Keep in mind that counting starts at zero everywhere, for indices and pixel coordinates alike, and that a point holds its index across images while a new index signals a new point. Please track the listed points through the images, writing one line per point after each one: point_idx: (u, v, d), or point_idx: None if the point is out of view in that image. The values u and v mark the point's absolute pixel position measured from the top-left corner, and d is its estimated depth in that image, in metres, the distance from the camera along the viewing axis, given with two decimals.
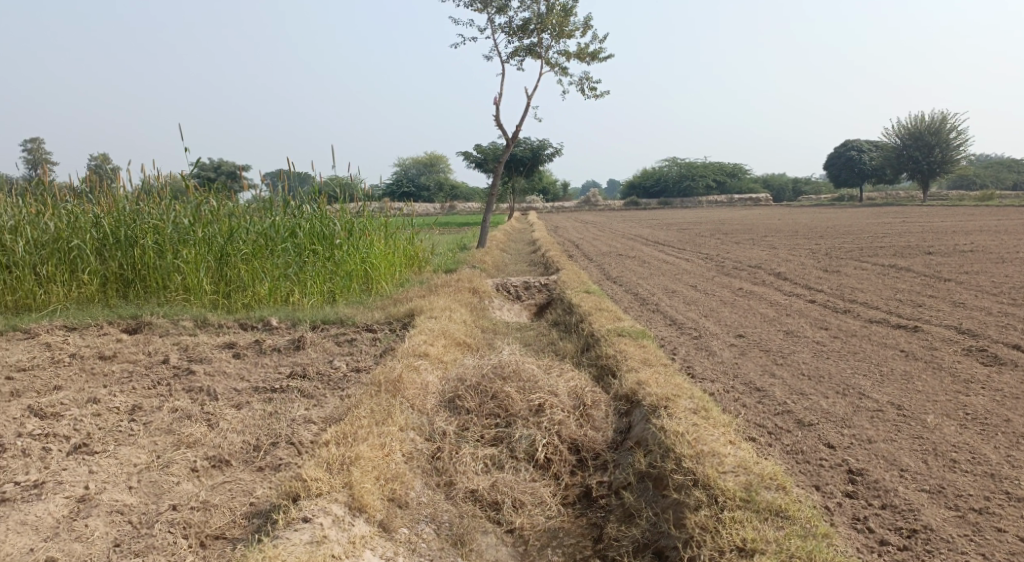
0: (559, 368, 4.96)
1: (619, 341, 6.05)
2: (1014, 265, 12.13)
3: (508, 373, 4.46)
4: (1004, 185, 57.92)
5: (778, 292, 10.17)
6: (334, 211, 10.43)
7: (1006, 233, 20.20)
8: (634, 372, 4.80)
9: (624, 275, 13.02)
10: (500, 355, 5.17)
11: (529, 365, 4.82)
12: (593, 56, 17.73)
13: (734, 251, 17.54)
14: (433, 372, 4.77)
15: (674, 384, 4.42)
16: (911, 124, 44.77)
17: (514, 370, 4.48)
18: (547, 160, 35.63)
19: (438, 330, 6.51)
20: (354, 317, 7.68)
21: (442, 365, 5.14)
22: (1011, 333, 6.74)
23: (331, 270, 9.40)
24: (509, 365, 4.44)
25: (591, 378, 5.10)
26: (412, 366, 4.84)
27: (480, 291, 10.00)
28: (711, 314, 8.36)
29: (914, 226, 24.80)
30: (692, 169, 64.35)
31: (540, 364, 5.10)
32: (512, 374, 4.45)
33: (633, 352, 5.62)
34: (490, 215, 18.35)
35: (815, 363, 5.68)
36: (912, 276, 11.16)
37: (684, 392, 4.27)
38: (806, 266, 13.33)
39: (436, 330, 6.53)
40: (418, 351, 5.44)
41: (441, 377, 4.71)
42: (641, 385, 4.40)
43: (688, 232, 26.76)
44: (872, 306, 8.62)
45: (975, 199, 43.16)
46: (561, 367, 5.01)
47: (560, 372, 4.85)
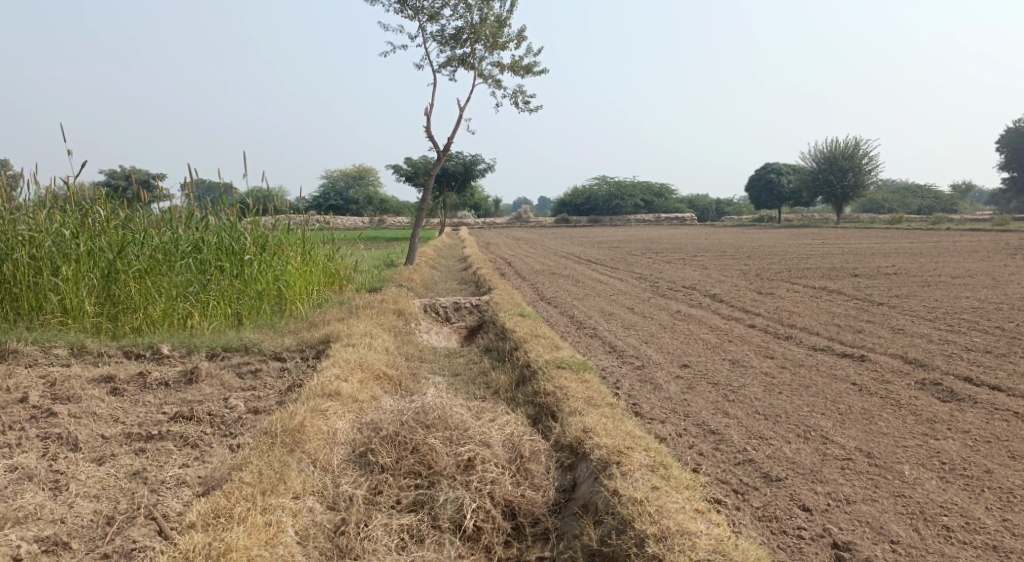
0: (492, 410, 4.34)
1: (559, 374, 5.47)
2: (940, 289, 12.21)
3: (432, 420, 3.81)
4: (910, 209, 60.87)
5: (717, 315, 9.81)
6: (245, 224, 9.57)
7: (922, 256, 20.74)
8: (578, 416, 4.23)
9: (558, 295, 12.51)
10: (423, 395, 4.51)
11: (458, 407, 4.17)
12: (528, 69, 17.34)
13: (667, 271, 17.31)
14: (343, 418, 4.08)
15: (625, 431, 3.87)
16: (826, 149, 46.43)
17: (439, 416, 3.83)
18: (479, 175, 35.12)
19: (354, 360, 5.78)
20: (260, 343, 6.99)
21: (356, 408, 4.44)
22: (960, 363, 6.49)
23: (239, 289, 8.56)
24: (433, 411, 3.79)
25: (528, 420, 4.50)
26: (318, 410, 4.13)
27: (406, 313, 9.29)
28: (651, 340, 7.88)
29: (834, 247, 25.37)
30: (621, 188, 65.13)
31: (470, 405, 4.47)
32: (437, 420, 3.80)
33: (575, 388, 5.03)
34: (419, 231, 17.64)
35: (768, 399, 5.23)
36: (845, 299, 11.05)
37: (638, 443, 3.73)
38: (739, 288, 13.14)
39: (352, 360, 5.80)
40: (328, 389, 4.72)
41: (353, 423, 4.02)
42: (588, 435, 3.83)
43: (619, 250, 26.66)
44: (814, 331, 8.33)
45: (886, 222, 44.97)
46: (494, 409, 4.40)
47: (493, 414, 4.23)
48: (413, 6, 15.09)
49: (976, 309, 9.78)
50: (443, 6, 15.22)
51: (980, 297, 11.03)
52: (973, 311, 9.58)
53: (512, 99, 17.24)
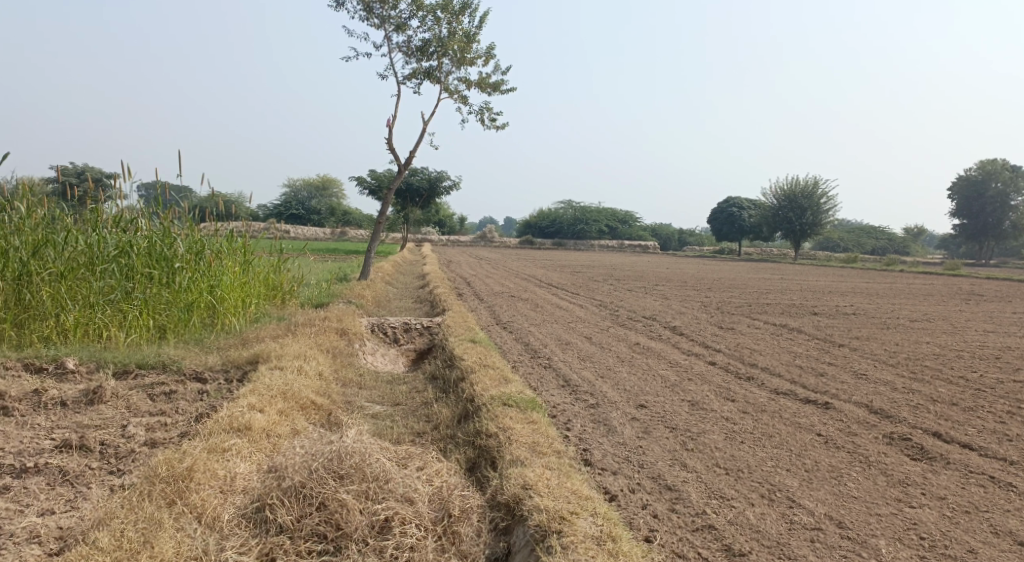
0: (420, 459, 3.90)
1: (503, 412, 4.99)
2: (900, 332, 12.05)
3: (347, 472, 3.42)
4: (865, 249, 62.12)
5: (676, 350, 9.43)
6: (182, 229, 8.94)
7: (879, 297, 20.75)
8: (521, 468, 3.80)
9: (514, 320, 12.04)
10: (346, 435, 4.03)
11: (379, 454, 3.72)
12: (495, 87, 17.00)
13: (627, 299, 16.97)
14: (246, 464, 3.64)
15: (571, 493, 3.46)
16: (788, 186, 47.06)
17: (357, 465, 3.44)
18: (443, 192, 34.66)
19: (277, 388, 5.22)
20: (180, 361, 6.42)
21: (263, 450, 3.94)
22: (927, 416, 6.18)
23: (167, 300, 7.92)
24: (348, 459, 3.43)
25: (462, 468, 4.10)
26: (213, 452, 3.67)
27: (350, 333, 8.73)
28: (607, 375, 7.46)
29: (793, 283, 25.41)
30: (585, 213, 65.24)
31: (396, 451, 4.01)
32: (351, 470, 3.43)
33: (520, 429, 4.58)
34: (376, 245, 17.05)
35: (729, 449, 4.84)
36: (807, 339, 10.78)
37: (585, 508, 3.37)
38: (700, 321, 12.82)
39: (275, 388, 5.23)
40: (240, 422, 4.18)
41: (251, 471, 3.61)
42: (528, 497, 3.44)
43: (580, 275, 26.37)
44: (775, 372, 7.99)
45: (842, 261, 45.60)
46: (427, 455, 3.93)
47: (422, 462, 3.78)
48: (380, 15, 14.63)
49: (938, 356, 9.57)
50: (411, 16, 14.79)
51: (941, 343, 10.86)
52: (936, 358, 9.37)
53: (478, 115, 16.89)
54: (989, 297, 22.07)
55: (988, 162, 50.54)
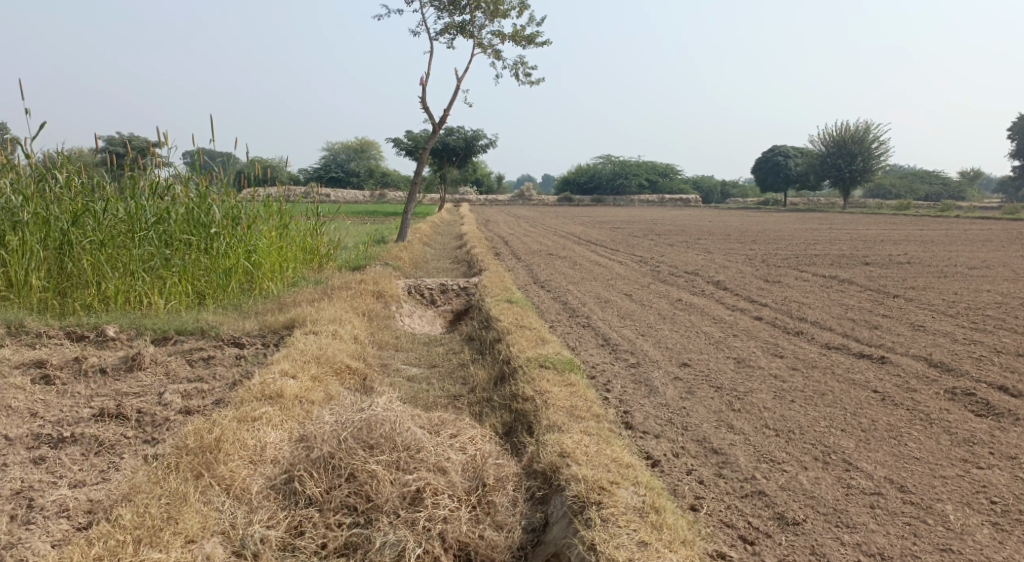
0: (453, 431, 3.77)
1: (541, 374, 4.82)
2: (958, 281, 11.51)
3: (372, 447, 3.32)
4: (916, 196, 59.96)
5: (720, 305, 9.12)
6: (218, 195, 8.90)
7: (933, 245, 19.92)
8: (558, 435, 3.64)
9: (552, 279, 11.82)
10: (377, 401, 3.90)
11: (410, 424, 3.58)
12: (529, 39, 16.53)
13: (669, 254, 16.59)
14: (276, 435, 3.56)
15: (608, 463, 3.32)
16: (835, 132, 45.43)
17: (387, 435, 3.34)
18: (480, 151, 34.32)
19: (311, 353, 5.13)
20: (218, 326, 6.36)
21: (293, 419, 3.84)
22: (992, 369, 5.82)
23: (205, 265, 7.89)
24: (378, 429, 3.33)
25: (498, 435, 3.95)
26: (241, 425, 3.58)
27: (386, 296, 8.64)
28: (649, 333, 7.21)
29: (841, 233, 24.62)
30: (625, 168, 64.16)
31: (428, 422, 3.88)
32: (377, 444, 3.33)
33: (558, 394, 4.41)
34: (412, 206, 16.91)
35: (778, 409, 4.60)
36: (859, 290, 10.35)
37: (626, 478, 3.23)
38: (745, 275, 12.42)
39: (308, 353, 5.14)
40: (271, 390, 4.06)
41: (280, 442, 3.54)
42: (568, 468, 3.32)
43: (621, 231, 25.96)
44: (826, 326, 7.65)
45: (893, 208, 44.05)
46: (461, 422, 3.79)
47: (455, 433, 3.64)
48: None
49: (1001, 305, 9.09)
50: None
51: (1003, 292, 10.33)
52: (998, 307, 8.89)
53: (512, 70, 16.48)
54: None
55: None
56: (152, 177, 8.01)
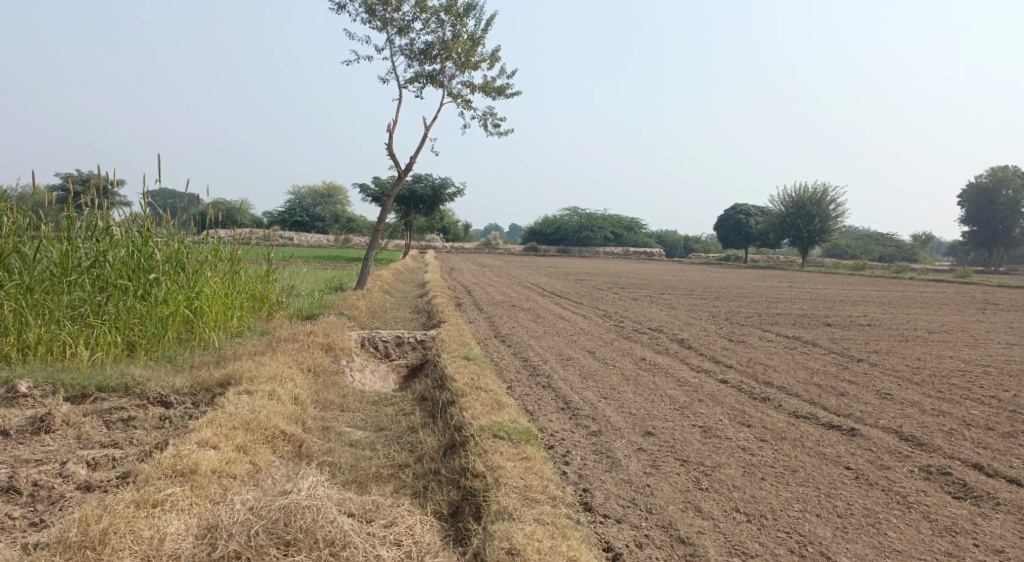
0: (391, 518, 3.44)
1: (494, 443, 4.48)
2: (919, 345, 11.47)
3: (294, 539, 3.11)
4: (872, 256, 61.46)
5: (684, 366, 8.88)
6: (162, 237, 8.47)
7: (892, 306, 20.10)
8: (509, 531, 3.34)
9: (514, 333, 11.51)
10: (304, 480, 3.51)
11: (335, 511, 3.32)
12: (500, 91, 16.50)
13: (633, 309, 16.42)
14: (176, 524, 3.25)
15: None
16: (795, 193, 46.50)
17: (307, 530, 3.13)
18: (447, 199, 34.19)
19: (241, 417, 4.70)
20: (145, 384, 5.92)
21: (207, 503, 3.47)
22: (964, 444, 5.62)
23: (140, 313, 7.40)
24: (296, 523, 3.14)
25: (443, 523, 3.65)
26: (138, 517, 3.25)
27: (336, 350, 8.22)
28: (610, 395, 6.91)
29: (802, 292, 24.84)
30: (590, 220, 64.70)
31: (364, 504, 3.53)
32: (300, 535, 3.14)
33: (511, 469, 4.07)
34: (373, 253, 16.56)
35: (747, 488, 4.30)
36: (823, 352, 10.21)
37: None
38: (708, 333, 12.26)
39: (238, 416, 4.71)
40: (184, 469, 3.70)
41: (181, 534, 3.23)
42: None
43: (585, 283, 25.85)
44: (791, 392, 7.43)
45: (850, 268, 44.97)
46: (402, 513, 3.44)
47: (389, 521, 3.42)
48: (382, 18, 14.16)
49: (964, 372, 9.00)
50: (414, 18, 14.30)
51: (964, 358, 10.28)
52: (962, 375, 8.79)
53: (482, 120, 16.41)
54: (1006, 306, 21.36)
55: (998, 168, 49.82)
56: (89, 219, 7.59)
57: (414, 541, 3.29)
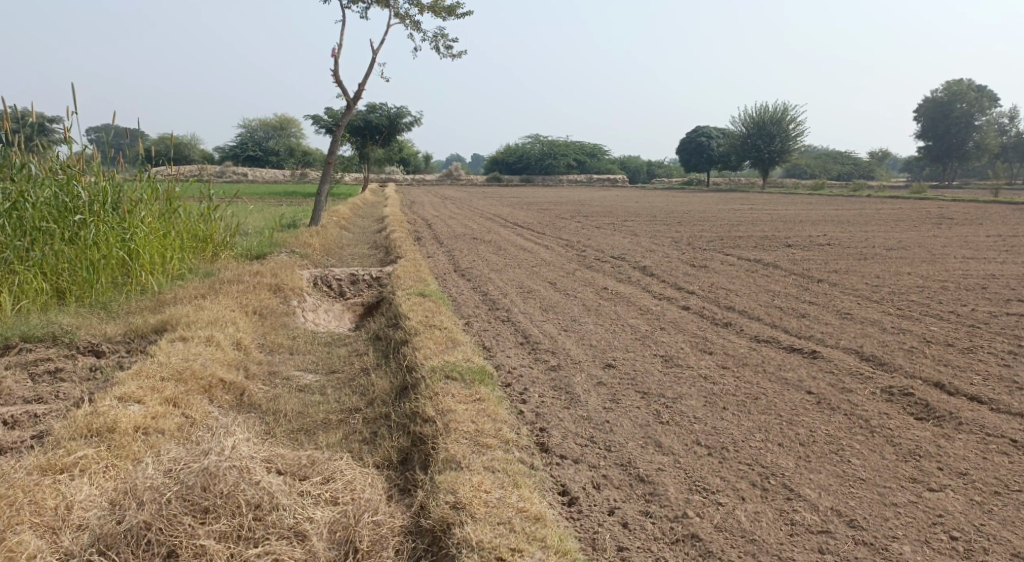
0: (329, 476, 3.22)
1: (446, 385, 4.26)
2: (878, 262, 11.50)
3: (214, 505, 2.90)
4: (831, 175, 62.04)
5: (646, 293, 8.73)
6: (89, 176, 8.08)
7: (851, 225, 20.25)
8: (457, 483, 3.18)
9: (473, 265, 11.23)
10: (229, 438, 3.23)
11: (262, 472, 3.11)
12: (450, 11, 15.73)
13: (595, 237, 16.23)
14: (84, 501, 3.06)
15: (512, 526, 2.94)
16: (755, 113, 46.28)
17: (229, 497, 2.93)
18: (404, 130, 33.26)
19: (172, 368, 4.41)
20: (75, 333, 5.62)
21: (122, 471, 3.26)
22: (925, 362, 5.57)
23: (68, 259, 7.16)
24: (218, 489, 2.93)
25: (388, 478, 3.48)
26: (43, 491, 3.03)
27: (286, 290, 7.90)
28: (571, 328, 6.74)
29: (763, 214, 24.91)
30: (552, 147, 63.88)
31: (300, 462, 3.29)
32: (220, 501, 2.93)
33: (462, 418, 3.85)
34: (326, 188, 15.99)
35: (709, 419, 4.18)
36: (784, 273, 10.18)
37: (529, 543, 2.86)
38: (670, 258, 12.15)
39: (168, 367, 4.43)
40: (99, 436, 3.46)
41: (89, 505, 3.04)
42: (459, 525, 2.94)
43: (548, 213, 25.55)
44: (753, 316, 7.34)
45: (809, 188, 45.30)
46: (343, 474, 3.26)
47: (326, 479, 3.22)
48: None
49: (922, 288, 9.03)
50: None
51: (923, 274, 10.33)
52: (920, 291, 8.82)
53: (432, 42, 15.67)
54: (959, 220, 21.66)
55: (953, 82, 50.06)
56: (6, 160, 7.22)
57: (352, 499, 3.09)
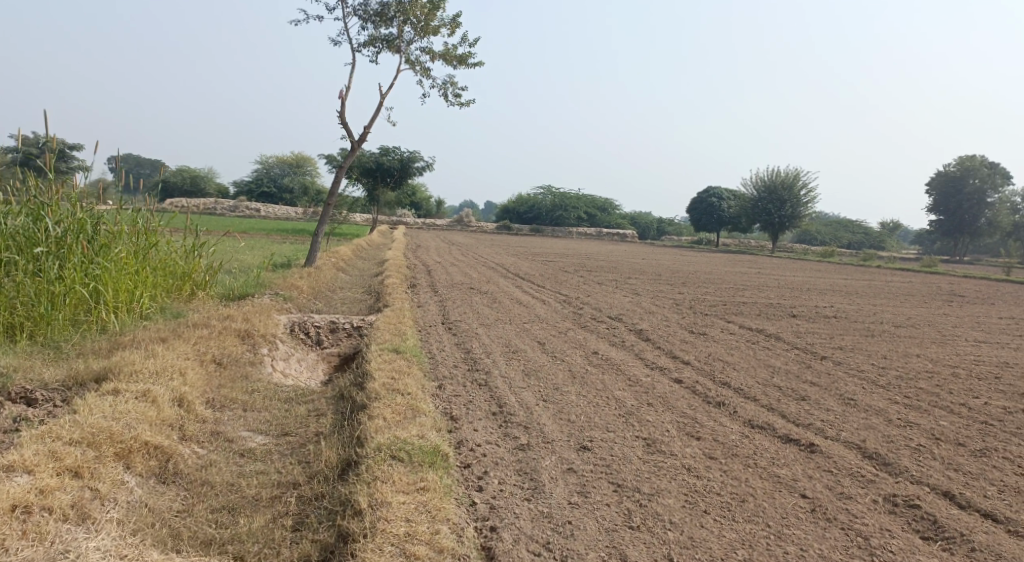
0: None
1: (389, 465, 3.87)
2: (886, 341, 10.99)
3: None
4: (841, 243, 61.74)
5: (637, 361, 8.23)
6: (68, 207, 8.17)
7: (858, 297, 19.71)
8: None
9: (462, 318, 10.78)
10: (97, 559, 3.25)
11: None
12: (461, 60, 15.65)
13: (595, 294, 15.80)
14: None
15: None
16: (767, 177, 46.25)
17: None
18: (415, 173, 33.26)
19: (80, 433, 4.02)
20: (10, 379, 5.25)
21: None
22: (934, 464, 5.07)
23: (26, 294, 7.07)
24: None
25: None
26: None
27: (255, 338, 7.49)
28: (551, 397, 6.24)
29: (770, 280, 24.46)
30: (564, 199, 64.00)
31: None
32: None
33: (394, 515, 3.47)
34: (323, 229, 15.66)
35: (686, 527, 3.72)
36: (785, 347, 9.69)
37: None
38: (669, 323, 11.69)
39: (78, 432, 4.03)
40: None
41: None
42: None
43: (552, 265, 25.19)
44: (749, 395, 6.81)
45: (819, 255, 44.88)
46: None
47: None
48: None
49: (931, 374, 8.52)
50: None
51: (932, 357, 9.81)
52: (929, 377, 8.31)
53: (441, 90, 15.54)
54: (970, 298, 21.12)
55: (967, 159, 50.00)
56: None
57: None
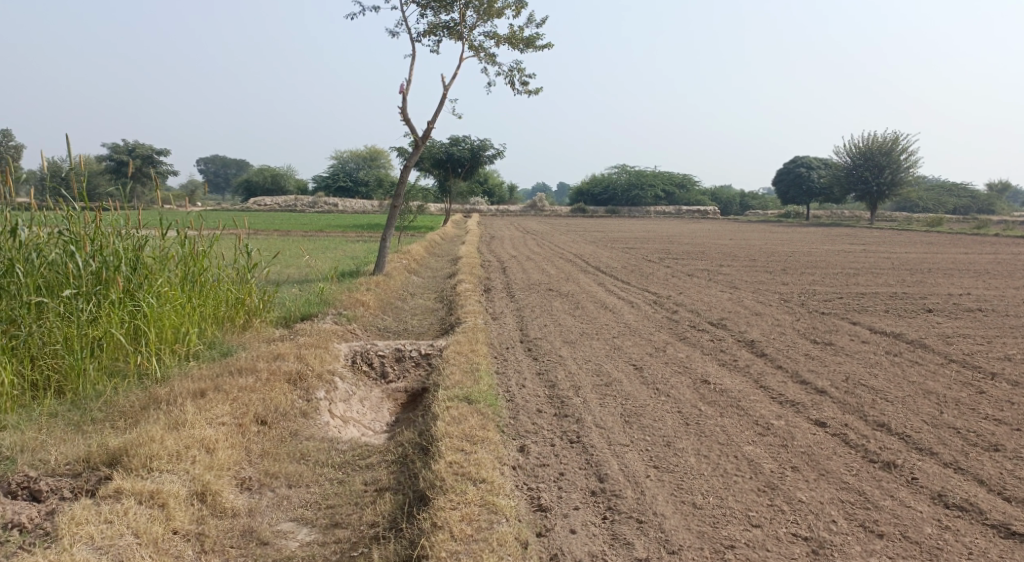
0: None
1: None
2: None
3: None
4: (943, 209, 57.14)
5: (762, 393, 6.71)
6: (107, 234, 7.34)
7: (991, 277, 17.17)
8: None
9: (544, 334, 9.49)
10: None
11: None
12: (529, 42, 14.29)
13: (689, 291, 14.21)
14: None
15: None
16: (862, 143, 42.81)
17: None
18: (488, 162, 32.07)
19: None
20: (14, 464, 4.35)
21: None
22: None
23: (59, 341, 6.23)
24: None
25: None
26: None
27: (309, 382, 6.41)
28: (664, 462, 4.86)
29: (878, 258, 22.12)
30: (641, 177, 61.71)
31: None
32: None
33: None
34: (392, 232, 14.28)
35: None
36: (939, 361, 7.96)
37: None
38: (784, 329, 10.07)
39: None
40: None
41: None
42: None
43: (635, 253, 23.57)
44: (923, 446, 5.25)
45: (924, 223, 41.26)
46: None
47: None
48: None
49: None
50: None
51: None
52: None
53: (509, 76, 14.23)
54: None
55: None
56: (9, 225, 6.56)
57: None
